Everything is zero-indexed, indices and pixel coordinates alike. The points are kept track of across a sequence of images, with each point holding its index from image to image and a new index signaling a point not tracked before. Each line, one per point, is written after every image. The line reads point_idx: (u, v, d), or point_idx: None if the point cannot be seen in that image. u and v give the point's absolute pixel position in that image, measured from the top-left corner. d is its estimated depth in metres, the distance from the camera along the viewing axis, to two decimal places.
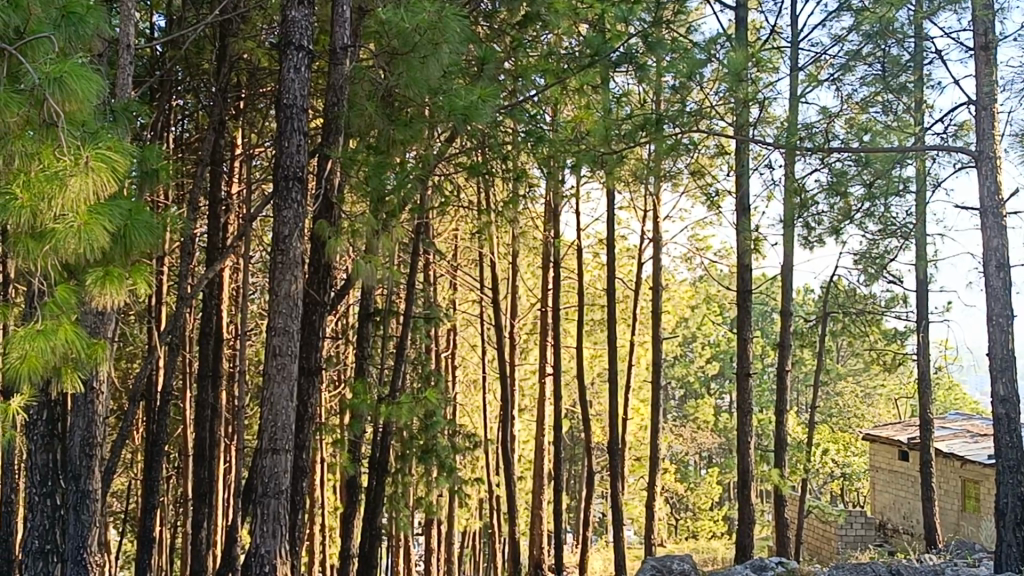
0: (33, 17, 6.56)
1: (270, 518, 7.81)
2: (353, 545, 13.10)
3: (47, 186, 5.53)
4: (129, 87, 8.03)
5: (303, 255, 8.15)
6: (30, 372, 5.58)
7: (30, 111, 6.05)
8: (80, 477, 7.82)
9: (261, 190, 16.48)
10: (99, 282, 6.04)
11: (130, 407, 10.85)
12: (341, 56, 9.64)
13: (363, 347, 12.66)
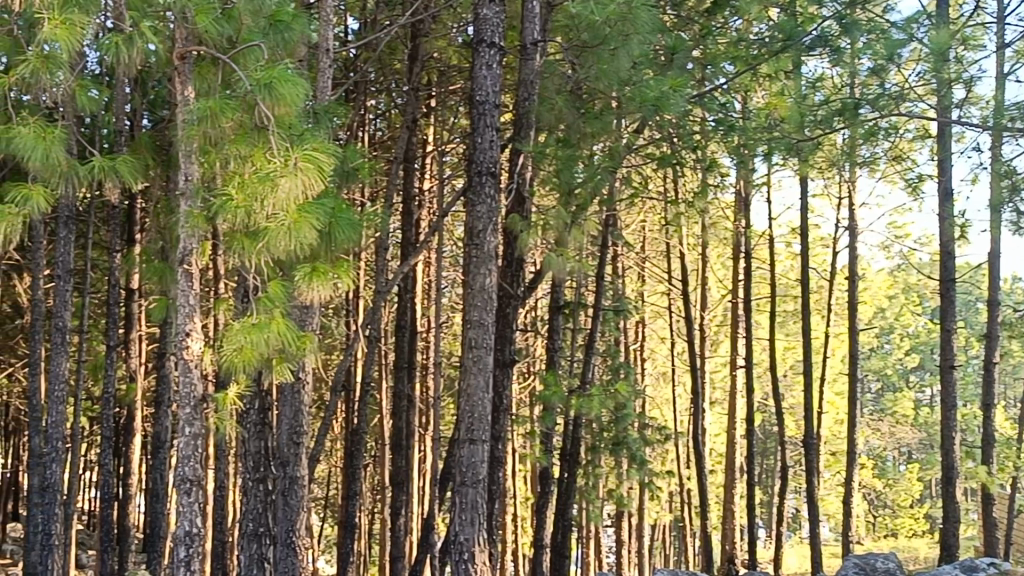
0: (244, 27, 7.03)
1: (468, 507, 7.97)
2: (545, 535, 13.22)
3: (260, 187, 5.89)
4: (329, 89, 8.30)
5: (498, 249, 8.28)
6: (245, 363, 6.00)
7: (244, 116, 6.55)
8: (288, 464, 8.20)
9: (452, 186, 16.80)
10: (306, 276, 6.35)
11: (331, 398, 11.26)
12: (531, 51, 9.62)
13: (553, 339, 12.73)
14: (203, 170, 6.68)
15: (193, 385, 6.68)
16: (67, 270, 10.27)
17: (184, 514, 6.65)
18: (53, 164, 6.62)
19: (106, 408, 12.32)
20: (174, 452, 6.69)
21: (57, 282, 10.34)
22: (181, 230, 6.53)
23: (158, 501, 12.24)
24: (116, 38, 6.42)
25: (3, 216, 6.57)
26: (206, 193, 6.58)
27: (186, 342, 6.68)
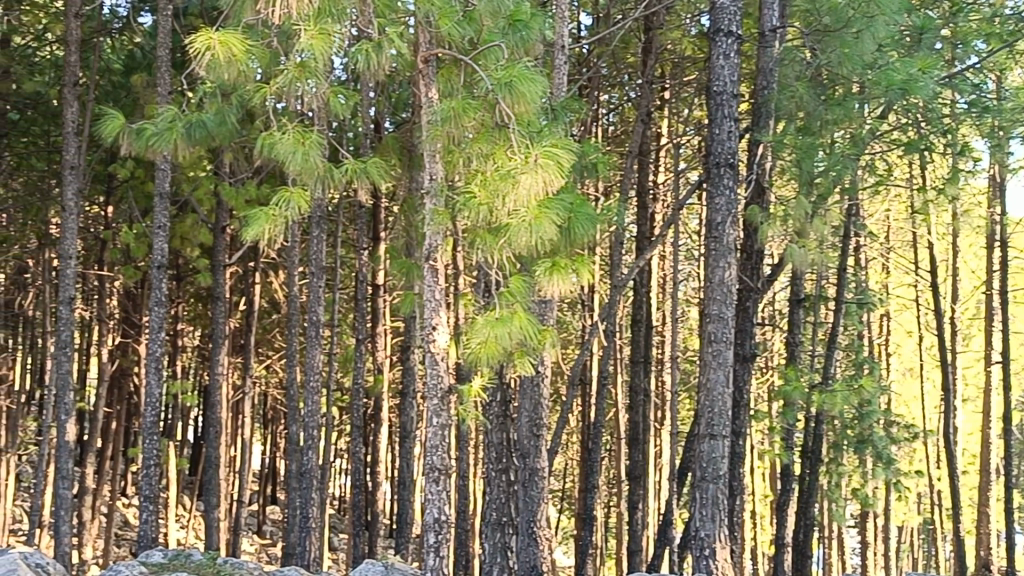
0: (485, 28, 7.16)
1: (709, 502, 7.88)
2: (786, 534, 12.91)
3: (502, 184, 6.11)
4: (564, 86, 8.41)
5: (738, 242, 8.15)
6: (489, 355, 6.20)
7: (485, 115, 6.71)
8: (528, 456, 8.38)
9: (686, 179, 16.66)
10: (547, 271, 6.44)
11: (569, 392, 11.33)
12: (770, 39, 9.56)
13: (794, 333, 12.39)
14: (446, 168, 6.94)
15: (440, 377, 6.93)
16: (319, 267, 10.80)
17: (433, 501, 6.89)
18: (311, 167, 6.99)
19: (356, 398, 12.86)
20: (424, 441, 6.93)
21: (311, 279, 10.88)
22: (427, 227, 6.87)
23: (404, 489, 12.70)
24: (365, 46, 6.68)
25: (267, 220, 6.98)
26: (450, 192, 6.85)
27: (433, 335, 6.94)
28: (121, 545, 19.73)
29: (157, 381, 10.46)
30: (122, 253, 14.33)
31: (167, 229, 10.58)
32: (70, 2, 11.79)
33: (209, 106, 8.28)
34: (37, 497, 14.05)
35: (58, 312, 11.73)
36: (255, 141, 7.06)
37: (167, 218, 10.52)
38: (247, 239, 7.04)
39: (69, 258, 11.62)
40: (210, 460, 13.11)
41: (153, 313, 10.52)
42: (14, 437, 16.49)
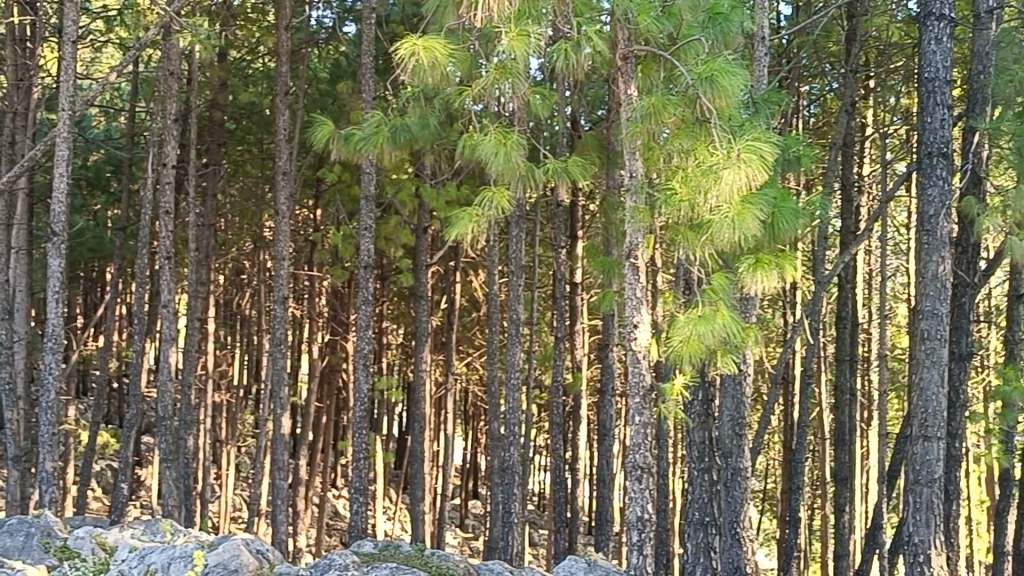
0: (684, 23, 7.12)
1: (923, 507, 7.54)
2: (1006, 542, 12.23)
3: (704, 179, 6.04)
4: (765, 78, 8.25)
5: (953, 235, 7.76)
6: (692, 353, 6.12)
7: (686, 110, 6.65)
8: (731, 455, 8.34)
9: (894, 171, 16.03)
10: (751, 267, 6.32)
11: (771, 391, 11.05)
12: (986, 21, 9.05)
13: (1013, 331, 11.72)
14: (646, 165, 6.94)
15: (642, 375, 6.91)
16: (519, 265, 10.94)
17: (636, 499, 6.87)
18: (512, 167, 7.09)
19: (555, 396, 12.94)
20: (626, 439, 6.94)
21: (512, 278, 11.01)
22: (627, 224, 6.89)
23: (604, 487, 12.69)
24: (565, 45, 6.72)
25: (470, 220, 7.10)
26: (650, 188, 6.87)
27: (633, 333, 6.93)
28: (332, 534, 20.56)
29: (365, 376, 10.85)
30: (330, 254, 14.90)
31: (373, 230, 10.95)
32: (281, 15, 12.34)
33: (413, 110, 8.50)
34: (255, 487, 14.78)
35: (274, 311, 12.30)
36: (458, 143, 7.21)
37: (373, 220, 10.88)
38: (451, 239, 7.19)
39: (282, 260, 12.16)
40: (415, 454, 13.47)
41: (361, 312, 10.89)
42: (234, 430, 17.40)
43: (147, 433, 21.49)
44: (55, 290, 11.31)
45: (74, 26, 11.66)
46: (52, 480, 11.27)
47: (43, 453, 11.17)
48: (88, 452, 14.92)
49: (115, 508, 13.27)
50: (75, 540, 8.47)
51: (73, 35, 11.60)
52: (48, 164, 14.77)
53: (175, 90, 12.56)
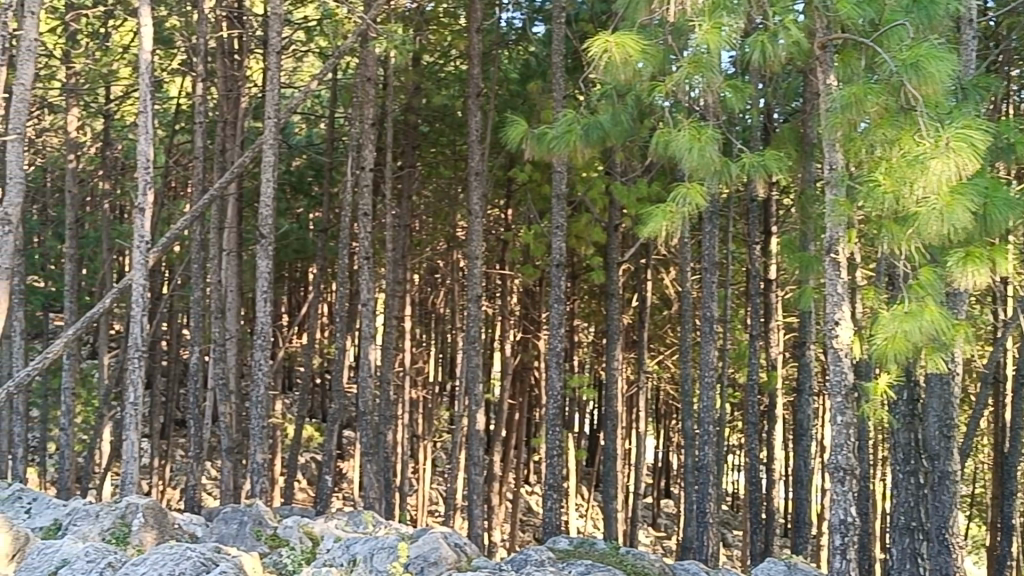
0: (887, 9, 6.87)
1: None
2: None
3: (910, 170, 5.80)
4: (973, 63, 7.89)
5: None
6: (897, 351, 5.88)
7: (890, 99, 6.42)
8: (940, 458, 7.94)
9: None
10: (961, 261, 6.03)
11: (981, 392, 10.51)
12: None
13: None
14: (847, 156, 6.74)
15: (844, 374, 6.70)
16: (712, 262, 10.77)
17: (839, 501, 6.66)
18: (707, 163, 6.98)
19: (750, 395, 12.68)
20: (828, 439, 6.74)
21: (704, 275, 10.87)
22: (827, 217, 6.71)
23: (801, 489, 12.35)
24: (762, 37, 6.62)
25: (664, 216, 7.06)
26: (851, 180, 6.67)
27: (835, 330, 6.73)
28: (526, 529, 20.81)
29: (558, 374, 10.91)
30: (523, 253, 15.07)
31: (564, 229, 11.00)
32: (472, 18, 12.58)
33: (606, 108, 8.49)
34: (451, 482, 15.10)
35: (468, 309, 12.52)
36: (652, 140, 7.18)
37: (564, 219, 10.93)
38: (646, 238, 7.16)
39: (476, 259, 12.37)
40: (607, 452, 13.48)
41: (553, 310, 10.96)
42: (431, 426, 17.82)
43: (348, 428, 22.29)
44: (264, 290, 11.88)
45: (278, 37, 12.20)
46: (262, 471, 11.84)
47: (254, 445, 11.73)
48: (294, 445, 15.59)
49: (320, 499, 13.81)
50: (286, 530, 8.87)
51: (277, 46, 12.13)
52: (256, 170, 15.50)
53: (372, 95, 12.97)
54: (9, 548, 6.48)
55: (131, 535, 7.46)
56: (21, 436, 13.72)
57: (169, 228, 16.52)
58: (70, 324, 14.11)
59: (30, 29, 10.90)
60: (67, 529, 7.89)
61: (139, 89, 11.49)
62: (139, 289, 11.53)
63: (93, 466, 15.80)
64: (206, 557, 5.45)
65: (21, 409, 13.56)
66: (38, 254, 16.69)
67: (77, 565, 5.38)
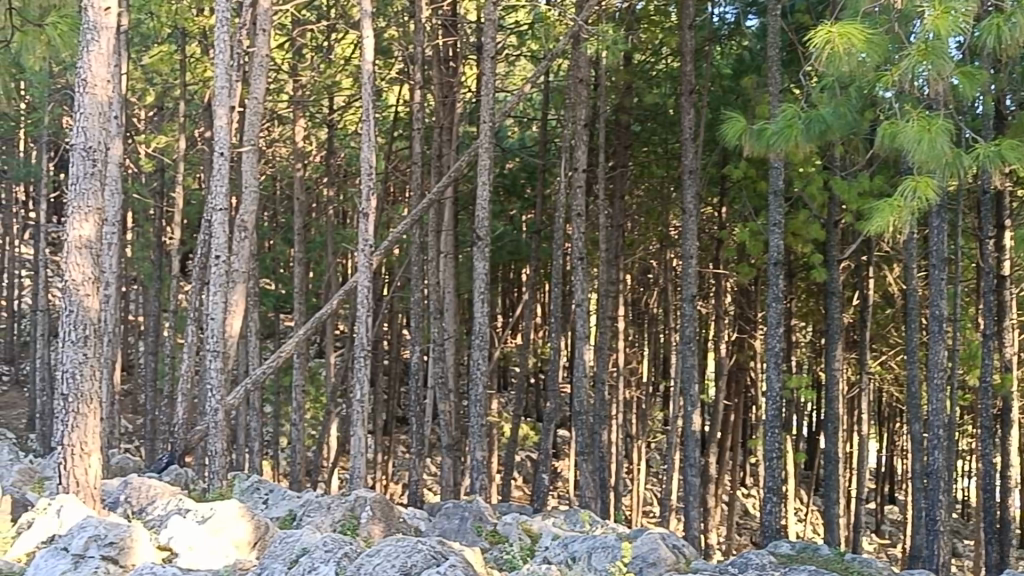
0: None
1: None
2: None
3: None
4: None
5: None
6: None
7: None
8: None
9: None
10: None
11: None
12: None
13: None
14: None
15: None
16: (940, 258, 10.28)
17: None
18: (938, 155, 6.67)
19: (982, 398, 12.03)
20: None
21: (932, 271, 10.38)
22: None
23: None
24: (996, 21, 6.28)
25: (891, 211, 6.78)
26: None
27: None
28: (742, 533, 20.44)
29: (777, 375, 10.65)
30: (737, 252, 14.81)
31: (782, 226, 10.75)
32: (685, 14, 12.45)
33: (827, 101, 8.24)
34: (667, 483, 15.00)
35: (683, 309, 12.39)
36: (877, 133, 6.90)
37: (782, 216, 10.66)
38: (872, 234, 6.89)
39: (690, 259, 12.25)
40: (828, 455, 13.07)
41: (771, 309, 10.70)
42: (645, 426, 17.76)
43: (563, 427, 22.49)
44: (481, 291, 12.15)
45: (493, 42, 12.41)
46: (481, 468, 12.11)
47: (473, 442, 12.00)
48: (511, 444, 15.84)
49: (537, 497, 14.00)
50: (505, 526, 9.06)
51: (492, 52, 12.34)
52: (472, 174, 15.84)
53: (584, 96, 13.02)
54: (253, 536, 6.89)
55: (360, 527, 7.81)
56: (256, 432, 14.51)
57: (389, 232, 17.07)
58: (300, 325, 14.83)
59: (262, 46, 11.49)
60: (303, 519, 8.32)
61: (361, 99, 11.93)
62: (364, 291, 11.99)
63: (322, 461, 16.53)
64: (436, 550, 5.60)
65: (256, 406, 14.33)
66: (269, 259, 17.59)
67: (316, 554, 5.59)
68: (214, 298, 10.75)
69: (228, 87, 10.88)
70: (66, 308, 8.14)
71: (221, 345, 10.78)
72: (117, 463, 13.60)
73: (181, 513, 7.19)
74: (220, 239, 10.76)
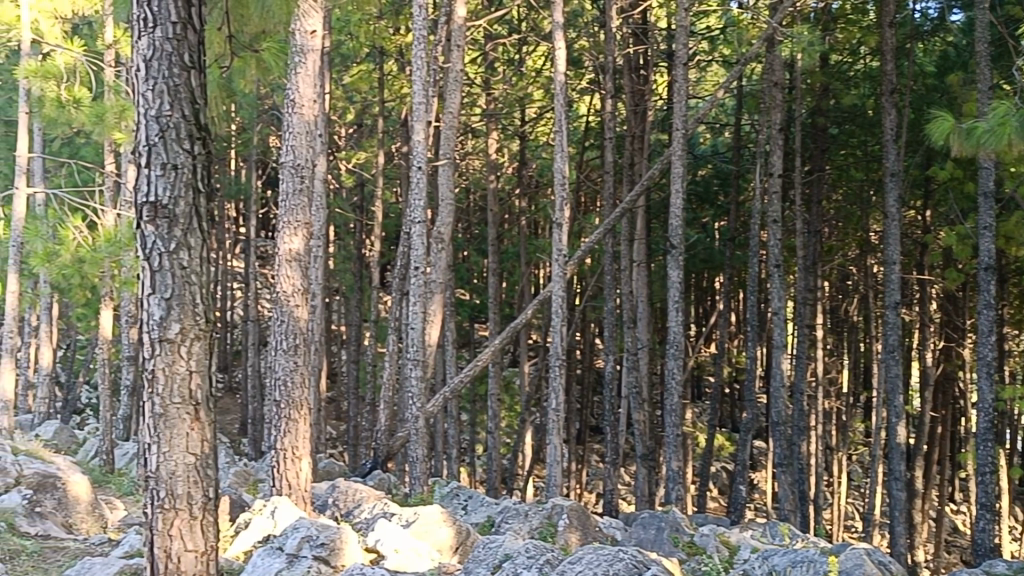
0: None
1: None
2: None
3: None
4: None
5: None
6: None
7: None
8: None
9: None
10: None
11: None
12: None
13: None
14: None
15: None
16: None
17: None
18: None
19: None
20: None
21: None
22: None
23: None
24: None
25: None
26: None
27: None
28: (952, 551, 19.51)
29: (990, 385, 10.11)
30: (943, 256, 14.17)
31: (993, 229, 10.22)
32: (884, 12, 12.02)
33: None
34: (870, 497, 14.50)
35: (885, 317, 11.95)
36: None
37: (993, 218, 10.13)
38: None
39: (893, 264, 11.80)
40: None
41: (982, 316, 10.18)
42: (846, 438, 17.21)
43: (760, 438, 22.06)
44: (675, 300, 12.06)
45: (685, 48, 12.31)
46: (675, 478, 12.03)
47: (668, 452, 11.89)
48: (707, 454, 15.61)
49: (734, 509, 13.80)
50: (702, 537, 8.94)
51: (684, 58, 12.23)
52: (664, 182, 15.75)
53: (779, 100, 12.74)
54: (454, 540, 7.10)
55: (556, 534, 7.90)
56: (454, 439, 14.83)
57: (581, 241, 17.15)
58: (495, 335, 15.11)
59: (456, 62, 11.74)
60: (501, 526, 8.48)
61: (554, 111, 12.05)
62: (558, 300, 12.09)
63: (518, 469, 16.73)
64: (638, 559, 5.55)
65: (454, 413, 14.66)
66: (465, 269, 17.96)
67: (519, 560, 5.66)
68: (414, 309, 11.08)
69: (425, 103, 11.15)
70: (278, 319, 8.58)
71: (421, 354, 11.10)
72: (324, 466, 14.17)
73: (386, 516, 7.43)
74: (419, 251, 11.04)
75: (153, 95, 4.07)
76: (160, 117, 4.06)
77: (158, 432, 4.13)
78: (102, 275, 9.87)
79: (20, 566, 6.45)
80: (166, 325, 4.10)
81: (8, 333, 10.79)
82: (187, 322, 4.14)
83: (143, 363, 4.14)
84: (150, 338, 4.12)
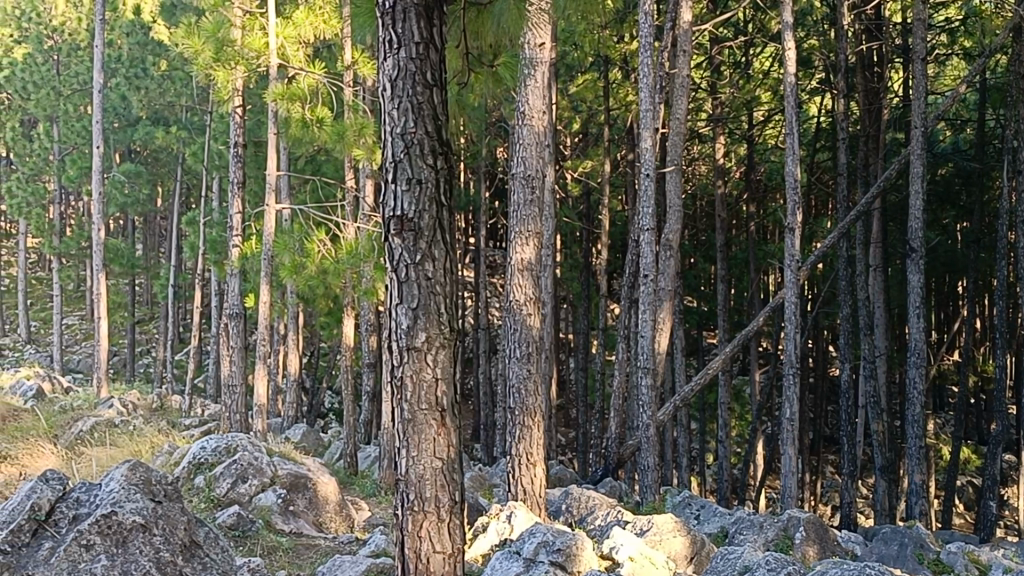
0: None
1: None
2: None
3: None
4: None
5: None
6: None
7: None
8: None
9: None
10: None
11: None
12: None
13: None
14: None
15: None
16: None
17: None
18: None
19: None
20: None
21: None
22: None
23: None
24: None
25: None
26: None
27: None
28: None
29: None
30: None
31: None
32: None
33: None
34: None
35: None
36: None
37: None
38: None
39: None
40: None
41: None
42: None
43: (1010, 451, 20.79)
44: (916, 306, 11.51)
45: (924, 43, 11.75)
46: (919, 492, 11.46)
47: (910, 464, 11.35)
48: (952, 467, 14.83)
49: (984, 526, 13.04)
50: (949, 555, 8.49)
51: (923, 53, 11.69)
52: (902, 183, 15.10)
53: None
54: (687, 550, 7.03)
55: (794, 547, 7.68)
56: (684, 447, 14.68)
57: (814, 246, 16.66)
58: (724, 342, 14.87)
59: (683, 66, 11.64)
60: (735, 537, 8.34)
61: (784, 113, 11.76)
62: (791, 307, 11.76)
63: (750, 479, 16.38)
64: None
65: (684, 421, 14.50)
66: (693, 276, 17.78)
67: (759, 572, 5.56)
68: (644, 317, 11.06)
69: (653, 110, 11.10)
70: (512, 327, 8.73)
71: (651, 362, 11.06)
72: (555, 473, 14.32)
73: (621, 525, 7.43)
74: (648, 258, 10.99)
75: (399, 113, 4.21)
76: (406, 134, 4.18)
77: (408, 436, 4.32)
78: (344, 286, 10.32)
79: (277, 561, 6.81)
80: (413, 334, 4.25)
81: (261, 341, 11.41)
82: (433, 331, 4.27)
83: (394, 371, 4.33)
84: (398, 346, 4.30)
